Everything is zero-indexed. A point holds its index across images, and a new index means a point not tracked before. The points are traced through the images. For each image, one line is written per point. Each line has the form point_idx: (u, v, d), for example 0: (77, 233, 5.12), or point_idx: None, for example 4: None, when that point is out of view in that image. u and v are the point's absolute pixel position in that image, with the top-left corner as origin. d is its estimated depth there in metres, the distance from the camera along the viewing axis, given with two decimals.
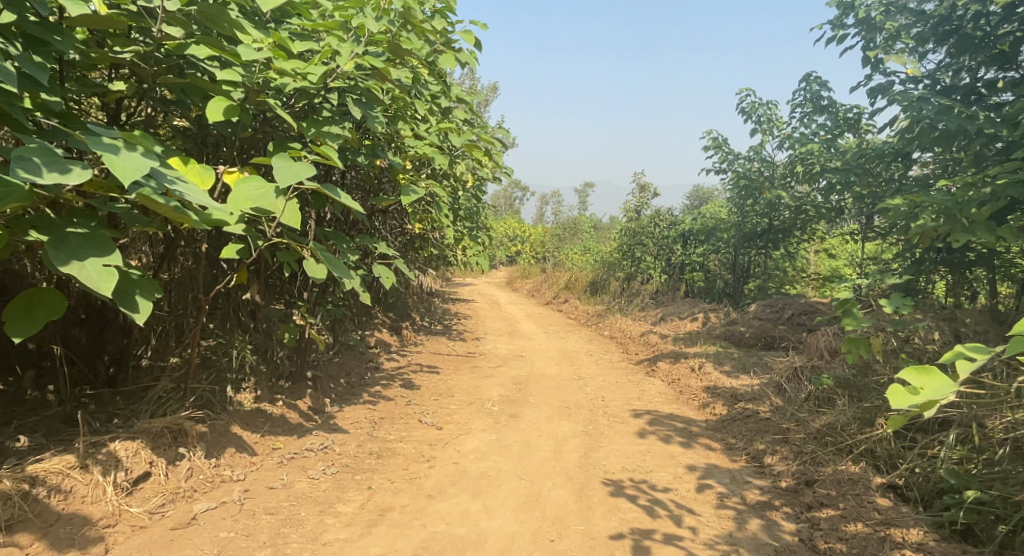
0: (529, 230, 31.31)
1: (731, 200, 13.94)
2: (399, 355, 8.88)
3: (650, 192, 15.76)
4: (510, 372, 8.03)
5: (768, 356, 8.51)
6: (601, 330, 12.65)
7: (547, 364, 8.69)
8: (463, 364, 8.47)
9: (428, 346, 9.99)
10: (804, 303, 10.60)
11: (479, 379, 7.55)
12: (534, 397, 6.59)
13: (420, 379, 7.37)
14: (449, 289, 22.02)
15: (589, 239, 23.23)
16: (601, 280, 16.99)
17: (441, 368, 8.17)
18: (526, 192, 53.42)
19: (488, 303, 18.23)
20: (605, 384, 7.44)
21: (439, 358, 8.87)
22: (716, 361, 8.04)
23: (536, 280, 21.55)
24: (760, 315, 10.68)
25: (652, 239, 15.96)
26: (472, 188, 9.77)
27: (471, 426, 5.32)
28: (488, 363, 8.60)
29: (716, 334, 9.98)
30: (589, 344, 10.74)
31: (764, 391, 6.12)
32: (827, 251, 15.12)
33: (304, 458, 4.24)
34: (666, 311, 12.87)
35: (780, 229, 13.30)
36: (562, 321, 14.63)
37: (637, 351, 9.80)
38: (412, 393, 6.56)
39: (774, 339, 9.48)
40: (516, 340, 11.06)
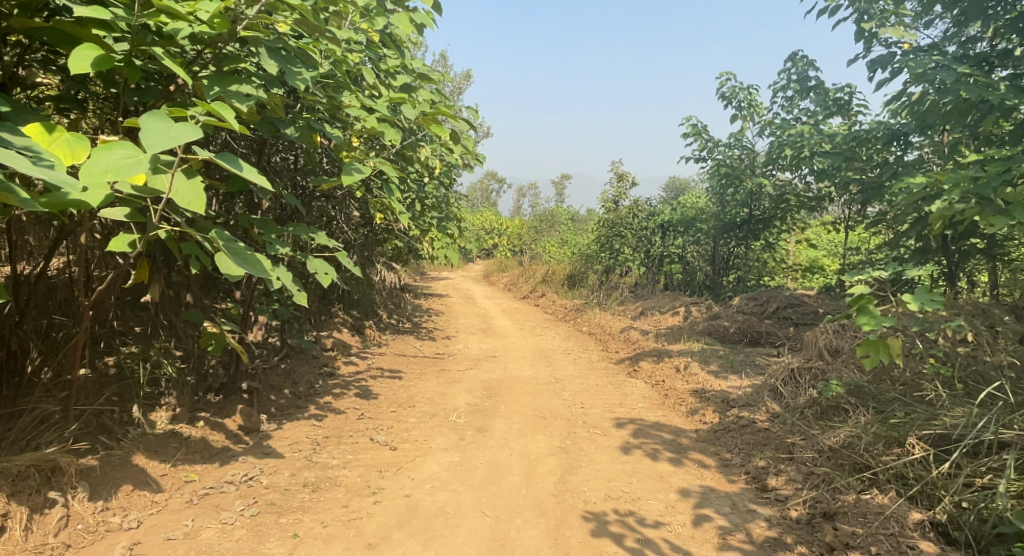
0: (506, 223, 30.52)
1: (712, 189, 13.32)
2: (358, 358, 8.11)
3: (628, 181, 15.10)
4: (478, 375, 7.31)
5: (757, 353, 7.88)
6: (578, 326, 11.97)
7: (519, 365, 7.98)
8: (428, 367, 7.73)
9: (392, 346, 9.23)
10: (791, 295, 10.01)
11: (444, 384, 6.81)
12: (505, 405, 5.88)
13: (378, 386, 6.64)
14: (422, 284, 21.21)
15: (566, 230, 22.53)
16: (579, 273, 16.32)
17: (403, 371, 7.42)
18: (503, 184, 52.61)
19: (461, 299, 17.47)
20: (583, 388, 6.75)
21: (402, 360, 8.12)
22: (703, 361, 7.39)
23: (513, 274, 20.81)
24: (745, 309, 10.07)
25: (630, 230, 15.31)
26: (439, 175, 9.01)
27: (431, 445, 4.61)
28: (455, 365, 7.87)
29: (700, 330, 9.33)
30: (565, 342, 10.04)
31: (760, 395, 5.46)
32: (810, 241, 14.58)
33: (220, 495, 3.60)
34: (646, 306, 12.22)
35: (763, 219, 12.72)
36: (537, 317, 13.92)
37: (617, 349, 9.13)
38: (367, 402, 5.82)
39: (761, 334, 8.85)
40: (489, 339, 10.34)
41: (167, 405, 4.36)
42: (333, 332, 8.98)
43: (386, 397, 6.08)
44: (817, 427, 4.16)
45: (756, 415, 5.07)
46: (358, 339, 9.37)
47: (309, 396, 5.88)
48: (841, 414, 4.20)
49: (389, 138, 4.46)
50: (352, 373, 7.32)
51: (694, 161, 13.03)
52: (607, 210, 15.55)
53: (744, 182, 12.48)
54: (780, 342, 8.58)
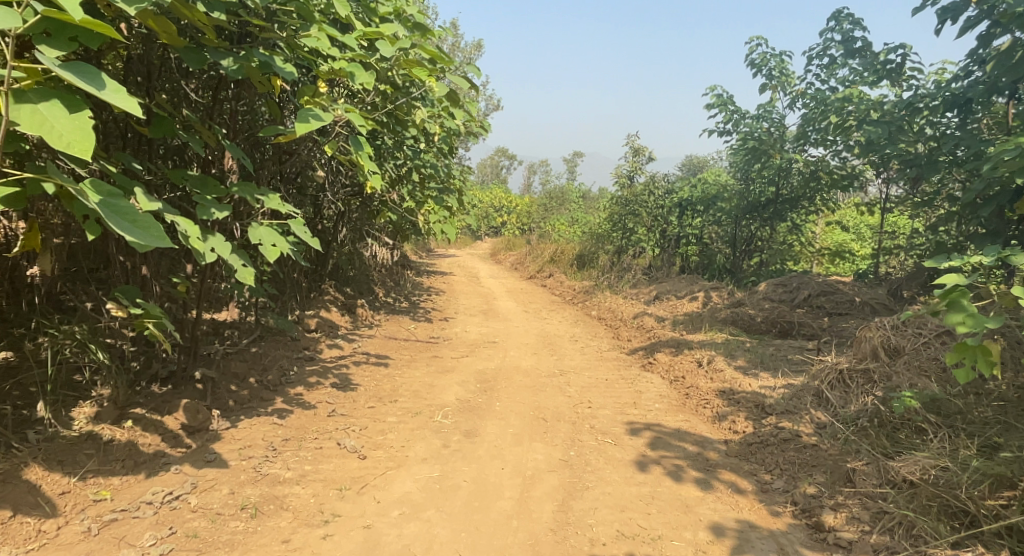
0: (517, 200, 29.56)
1: (736, 165, 12.43)
2: (345, 341, 7.36)
3: (645, 156, 14.20)
4: (476, 364, 6.55)
5: (788, 347, 7.06)
6: (588, 309, 11.16)
7: (522, 354, 7.21)
8: (420, 353, 6.97)
9: (386, 328, 8.46)
10: (823, 282, 9.15)
11: (436, 374, 6.05)
12: (502, 403, 5.11)
13: (361, 375, 5.89)
14: (426, 261, 20.39)
15: (577, 208, 21.64)
16: (589, 253, 15.47)
17: (392, 358, 6.66)
18: (514, 161, 51.45)
19: (465, 278, 16.68)
20: (592, 383, 5.97)
21: (393, 345, 7.36)
22: (726, 354, 6.60)
23: (521, 253, 19.96)
24: (771, 296, 9.23)
25: (646, 208, 14.43)
26: (441, 141, 8.19)
27: (409, 454, 3.85)
28: (451, 352, 7.11)
29: (723, 318, 8.50)
30: (573, 327, 9.26)
31: (802, 401, 4.66)
32: (838, 223, 13.66)
33: (132, 522, 2.91)
34: (661, 289, 11.40)
35: (790, 198, 11.83)
36: (544, 299, 13.11)
37: (629, 337, 8.33)
38: (345, 395, 5.07)
39: (791, 325, 8.01)
40: (491, 322, 9.56)
41: (94, 399, 3.61)
42: (320, 312, 8.23)
43: (368, 389, 5.33)
44: (895, 450, 3.50)
45: (801, 426, 4.26)
46: (349, 320, 8.62)
47: (280, 386, 5.13)
48: (916, 434, 3.56)
49: (361, 82, 3.65)
50: (336, 358, 6.56)
51: (718, 134, 12.15)
52: (622, 185, 14.63)
53: (772, 157, 11.59)
54: (813, 334, 7.75)
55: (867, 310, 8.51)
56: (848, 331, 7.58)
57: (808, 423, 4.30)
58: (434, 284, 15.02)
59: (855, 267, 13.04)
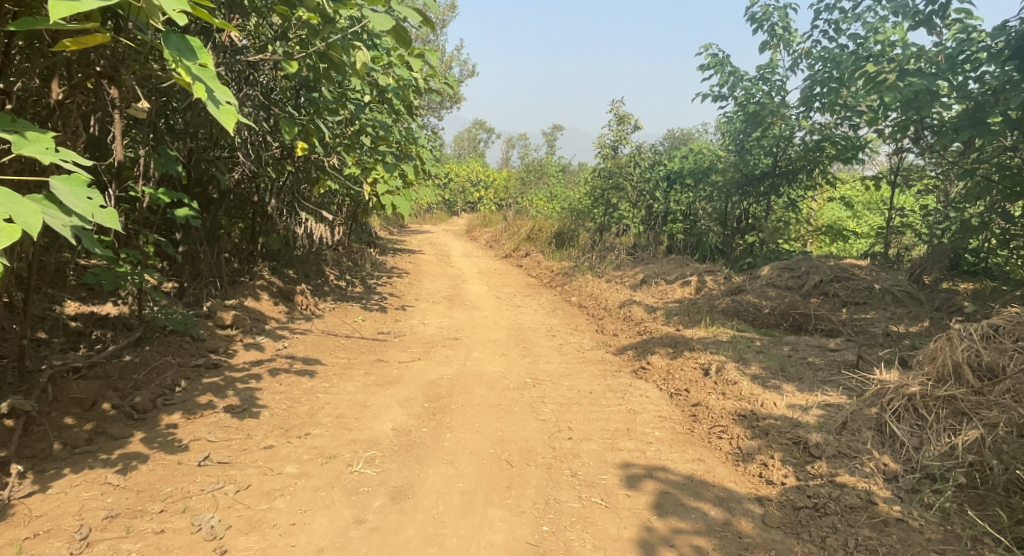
0: (493, 173, 27.98)
1: (731, 134, 11.19)
2: (268, 338, 5.99)
3: (630, 124, 12.82)
4: (426, 371, 5.23)
5: (808, 350, 5.84)
6: (566, 296, 9.85)
7: (487, 354, 5.90)
8: (359, 355, 5.63)
9: (326, 321, 7.08)
10: (835, 266, 7.93)
11: (373, 386, 4.72)
12: (451, 435, 3.81)
13: (274, 387, 4.56)
14: (395, 238, 18.90)
15: (556, 182, 20.23)
16: (569, 231, 14.14)
17: (321, 362, 5.31)
18: (491, 133, 49.59)
19: (434, 256, 15.28)
20: (572, 399, 4.70)
21: (328, 343, 6.00)
22: (737, 360, 5.33)
23: (496, 229, 18.53)
24: (776, 282, 7.98)
25: (630, 181, 12.95)
26: (395, 96, 6.80)
27: (296, 541, 2.69)
28: (398, 353, 5.78)
29: (722, 309, 7.24)
30: (551, 317, 7.94)
31: (861, 436, 3.41)
32: (840, 199, 12.47)
33: None
34: (648, 272, 10.13)
35: (788, 172, 10.61)
36: (518, 281, 11.78)
37: (616, 331, 7.05)
38: (237, 425, 3.70)
39: (805, 319, 6.77)
40: (455, 310, 8.23)
41: None
42: (241, 302, 6.82)
43: (274, 413, 3.98)
44: None
45: (877, 486, 3.10)
46: (282, 310, 7.20)
47: (148, 412, 3.77)
48: None
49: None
50: (251, 362, 5.18)
51: (713, 98, 10.88)
52: (606, 156, 13.15)
53: (774, 123, 10.37)
54: (833, 329, 6.53)
55: (888, 299, 7.31)
56: (873, 328, 6.39)
57: (886, 487, 3.09)
58: (397, 264, 13.59)
59: (859, 248, 11.86)
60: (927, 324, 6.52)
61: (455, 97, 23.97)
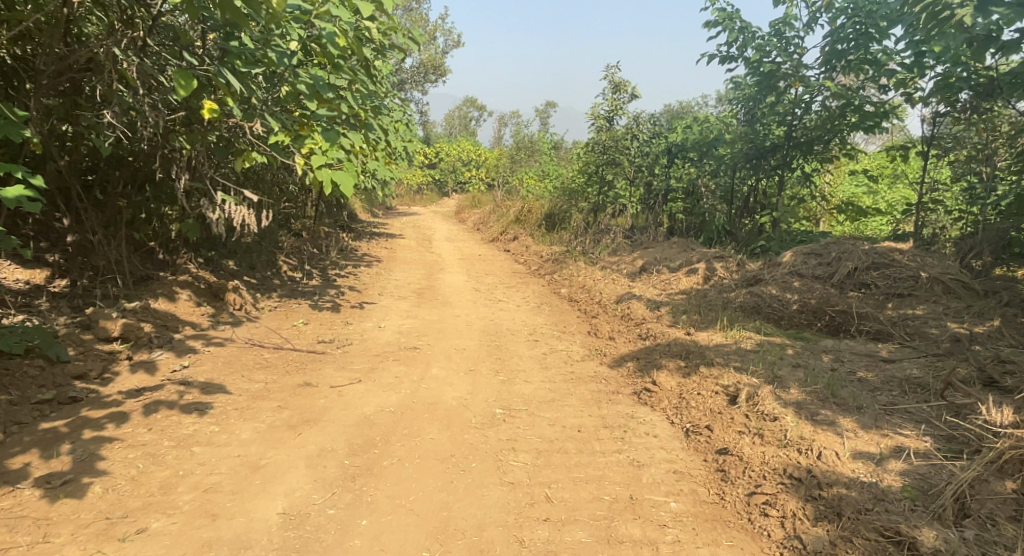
0: (484, 152, 26.41)
1: (739, 99, 9.86)
2: (168, 353, 4.71)
3: (626, 92, 11.43)
4: (362, 400, 3.95)
5: (853, 362, 4.55)
6: (555, 287, 8.57)
7: (448, 372, 4.61)
8: (282, 376, 4.35)
9: (258, 325, 5.79)
10: (870, 249, 6.47)
11: (281, 428, 3.46)
12: (369, 523, 2.69)
13: (140, 430, 3.34)
14: (378, 222, 17.59)
15: (548, 159, 18.76)
16: (560, 212, 12.79)
17: (225, 390, 4.03)
18: (485, 112, 47.75)
19: (415, 241, 13.95)
20: (555, 442, 3.47)
21: (246, 358, 4.73)
22: (771, 383, 4.02)
23: (485, 211, 17.15)
24: (802, 270, 6.54)
25: (626, 156, 11.32)
26: (336, 43, 5.36)
27: None
28: (333, 371, 4.49)
29: (739, 305, 5.94)
30: (533, 316, 6.63)
31: (1002, 536, 2.60)
32: (859, 173, 11.10)
33: None
34: (648, 258, 8.85)
35: (803, 143, 9.24)
36: (502, 269, 10.44)
37: (612, 334, 5.78)
38: (39, 517, 2.57)
39: (844, 319, 5.45)
40: (420, 308, 6.94)
41: None
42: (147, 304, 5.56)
43: (112, 486, 2.79)
44: None
45: None
46: (205, 313, 5.92)
47: None
48: None
49: None
50: (127, 392, 3.90)
51: (720, 59, 9.58)
52: (599, 129, 11.38)
53: (789, 87, 9.03)
54: (880, 332, 5.24)
55: (938, 290, 5.97)
56: (931, 330, 5.09)
57: None
58: (371, 250, 12.25)
59: (882, 227, 10.48)
60: (998, 324, 5.23)
61: (439, 70, 22.57)
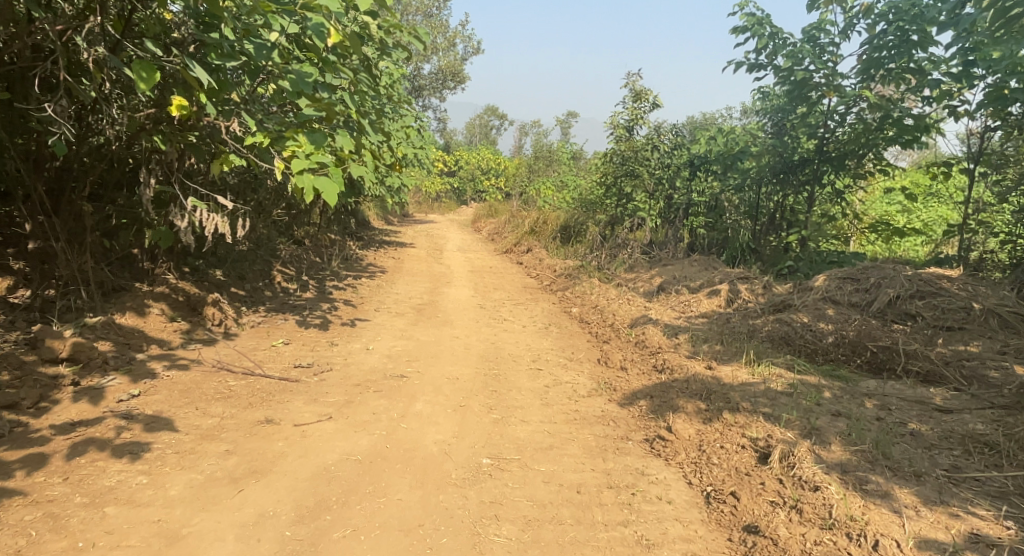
0: (503, 161, 25.89)
1: (766, 110, 9.18)
2: (122, 378, 4.18)
3: (647, 100, 10.85)
4: (326, 445, 3.38)
5: (902, 410, 3.86)
6: (566, 306, 7.96)
7: (433, 407, 4.02)
8: (241, 410, 3.80)
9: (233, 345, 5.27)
10: (913, 275, 5.76)
11: (221, 480, 2.92)
12: None
13: (53, 481, 2.83)
14: (391, 229, 17.11)
15: (567, 169, 18.17)
16: (576, 224, 12.19)
17: (171, 428, 3.48)
18: (506, 121, 47.33)
19: (425, 251, 13.42)
20: (548, 510, 2.90)
21: (208, 385, 4.20)
22: (809, 437, 3.39)
23: (500, 220, 16.60)
24: (837, 296, 5.78)
25: (646, 167, 10.70)
26: (323, 36, 4.85)
27: None
28: (301, 405, 3.92)
29: (768, 337, 5.26)
30: (538, 340, 6.02)
31: None
32: (895, 190, 10.35)
33: None
34: (667, 276, 8.24)
35: (835, 158, 8.58)
36: (511, 284, 9.85)
37: (624, 364, 5.15)
38: None
39: (889, 357, 4.77)
40: (416, 326, 6.36)
41: None
42: (112, 319, 5.10)
43: None
44: None
45: None
46: (177, 330, 5.42)
47: None
48: None
49: None
50: (57, 427, 3.39)
51: (747, 67, 8.96)
52: (618, 138, 10.82)
53: (822, 98, 8.39)
54: (930, 373, 4.57)
55: (995, 324, 5.22)
56: (992, 374, 4.41)
57: None
58: (378, 259, 11.73)
59: (919, 249, 9.69)
60: None
61: (458, 77, 22.20)
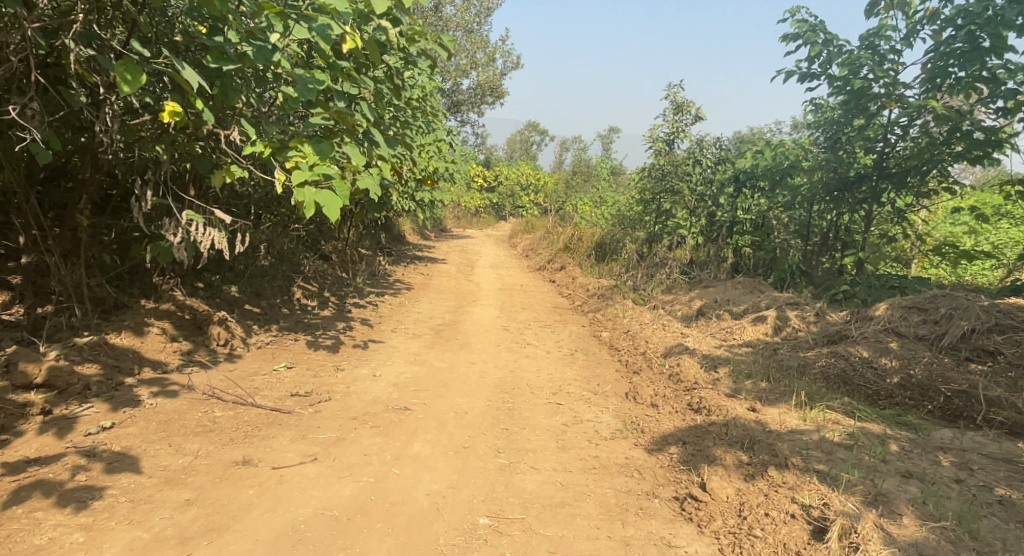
0: (542, 176, 25.49)
1: (821, 122, 8.54)
2: (101, 406, 3.83)
3: (689, 113, 10.30)
4: (302, 495, 2.98)
5: (987, 471, 3.23)
6: (597, 329, 7.44)
7: (433, 449, 3.56)
8: (218, 447, 3.39)
9: (233, 369, 4.89)
10: (991, 306, 5.03)
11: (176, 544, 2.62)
12: None
13: None
14: (424, 244, 16.82)
15: (605, 185, 17.64)
16: (613, 241, 11.65)
17: (134, 469, 3.09)
18: (546, 136, 47.12)
19: (456, 267, 13.03)
20: None
21: (191, 416, 3.82)
22: (873, 506, 2.84)
23: (536, 236, 16.14)
24: (901, 329, 5.12)
25: (688, 183, 10.12)
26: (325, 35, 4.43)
27: None
28: (286, 442, 3.50)
29: (823, 375, 4.64)
30: (561, 369, 5.51)
31: None
32: (961, 208, 9.53)
33: None
34: (708, 299, 7.65)
35: (895, 174, 7.89)
36: (542, 303, 9.36)
37: (656, 400, 4.60)
38: None
39: (967, 404, 4.13)
40: (432, 349, 5.93)
41: None
42: (106, 339, 4.78)
43: None
44: None
45: None
46: (177, 351, 5.08)
47: None
48: None
49: None
50: (10, 466, 3.03)
51: (799, 76, 8.35)
52: (658, 152, 10.31)
53: (882, 109, 7.75)
54: (1016, 424, 3.92)
55: None
56: None
57: None
58: (406, 275, 11.38)
59: (988, 274, 8.85)
60: None
61: (497, 92, 21.94)
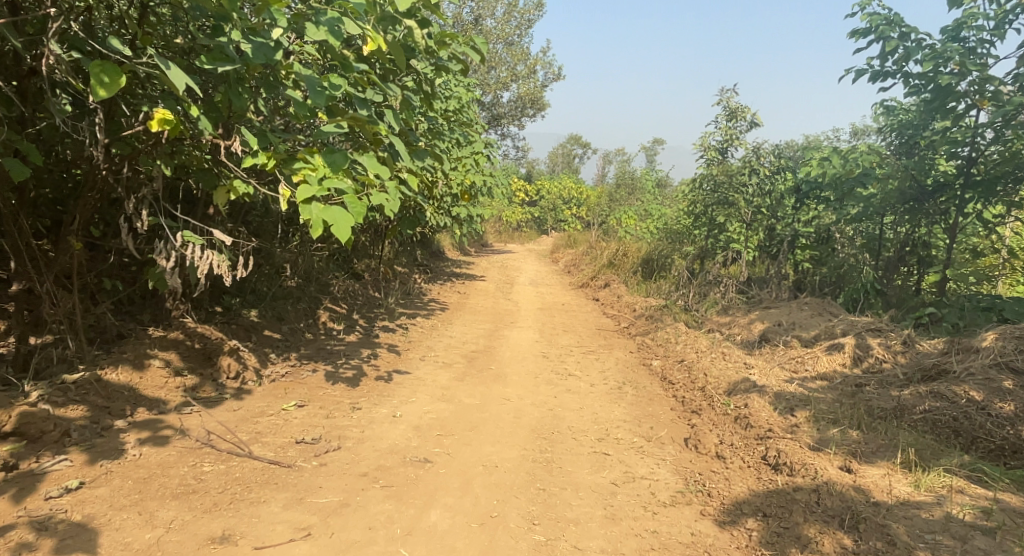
0: (584, 189, 24.80)
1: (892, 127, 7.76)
2: (76, 459, 3.33)
3: (743, 118, 9.52)
4: None
5: None
6: (647, 356, 6.72)
7: (455, 519, 2.96)
8: (197, 517, 2.84)
9: (238, 408, 4.34)
10: None
11: None
12: None
13: None
14: (462, 261, 16.28)
15: (651, 198, 16.88)
16: (660, 257, 10.89)
17: (87, 550, 2.60)
18: (587, 149, 46.43)
19: (494, 284, 12.42)
20: None
21: (176, 469, 3.26)
22: None
23: (578, 251, 15.45)
24: (1015, 364, 4.31)
25: (743, 194, 9.11)
26: (334, 31, 3.84)
27: None
28: (277, 510, 2.94)
29: (927, 423, 3.87)
30: (609, 406, 4.81)
31: None
32: None
33: None
34: (770, 322, 6.87)
35: (983, 182, 6.95)
36: (585, 325, 8.69)
37: (723, 450, 3.89)
38: None
39: None
40: (463, 382, 5.31)
41: None
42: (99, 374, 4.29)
43: None
44: None
45: None
46: (181, 386, 4.55)
47: None
48: None
49: None
50: None
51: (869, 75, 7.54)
52: (709, 161, 9.40)
53: (969, 109, 6.85)
54: None
55: None
56: None
57: None
58: (443, 294, 10.82)
59: None
60: None
61: (538, 105, 21.41)
